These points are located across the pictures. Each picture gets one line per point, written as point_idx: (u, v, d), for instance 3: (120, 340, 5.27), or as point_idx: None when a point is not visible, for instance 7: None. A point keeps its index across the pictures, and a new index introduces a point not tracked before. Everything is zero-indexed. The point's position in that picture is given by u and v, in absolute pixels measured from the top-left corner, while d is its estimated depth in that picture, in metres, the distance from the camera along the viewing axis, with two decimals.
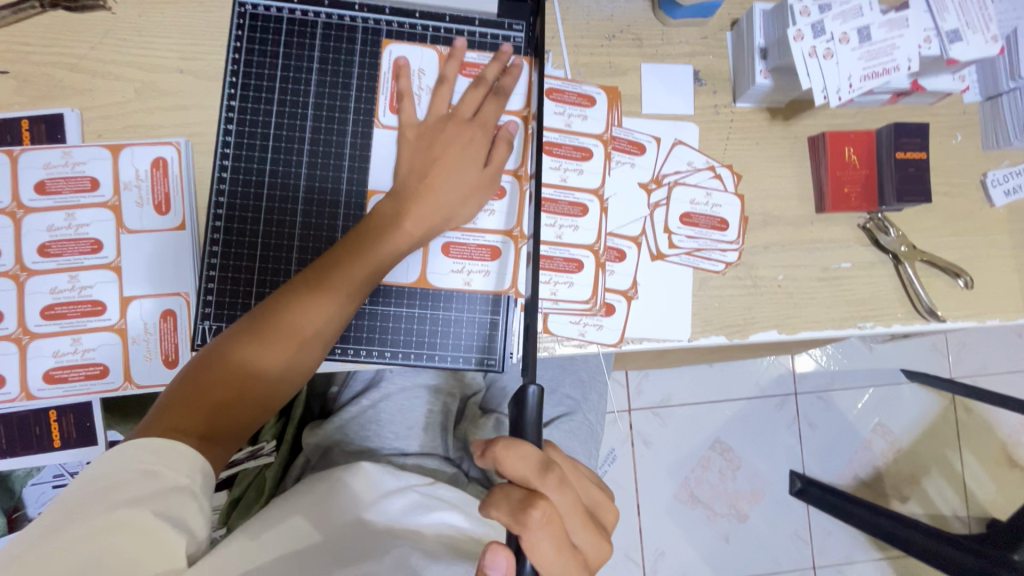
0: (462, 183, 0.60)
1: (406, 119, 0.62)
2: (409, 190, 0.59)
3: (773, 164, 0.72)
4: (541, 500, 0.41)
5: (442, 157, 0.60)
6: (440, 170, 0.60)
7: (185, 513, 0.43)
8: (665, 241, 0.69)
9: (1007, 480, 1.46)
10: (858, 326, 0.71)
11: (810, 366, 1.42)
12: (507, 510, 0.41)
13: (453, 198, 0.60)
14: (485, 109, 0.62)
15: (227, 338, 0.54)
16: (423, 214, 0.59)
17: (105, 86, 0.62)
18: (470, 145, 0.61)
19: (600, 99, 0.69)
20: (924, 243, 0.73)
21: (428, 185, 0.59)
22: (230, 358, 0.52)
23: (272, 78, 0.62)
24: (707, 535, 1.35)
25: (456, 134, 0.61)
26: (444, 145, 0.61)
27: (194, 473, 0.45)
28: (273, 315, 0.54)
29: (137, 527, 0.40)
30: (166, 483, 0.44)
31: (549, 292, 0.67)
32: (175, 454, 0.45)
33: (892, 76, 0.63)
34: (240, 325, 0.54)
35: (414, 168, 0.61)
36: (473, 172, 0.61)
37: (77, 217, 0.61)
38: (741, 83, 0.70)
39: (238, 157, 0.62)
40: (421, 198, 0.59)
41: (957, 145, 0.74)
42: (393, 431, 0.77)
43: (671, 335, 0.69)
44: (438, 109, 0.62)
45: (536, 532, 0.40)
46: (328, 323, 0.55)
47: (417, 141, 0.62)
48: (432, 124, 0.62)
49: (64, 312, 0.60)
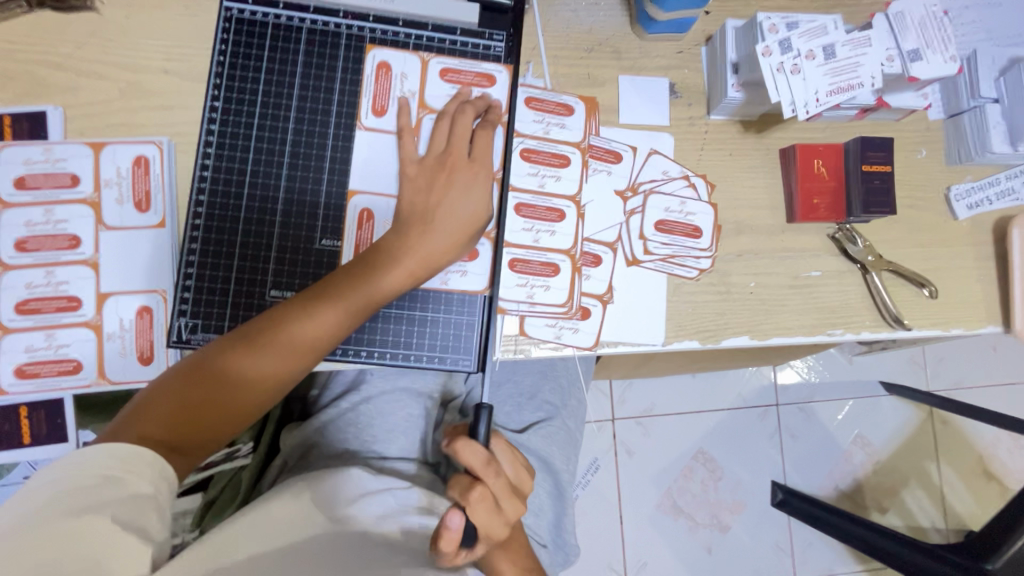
0: (463, 222, 0.61)
1: (407, 156, 0.63)
2: (412, 225, 0.60)
3: (745, 175, 0.74)
4: (480, 483, 0.58)
5: (446, 195, 0.61)
6: (444, 209, 0.60)
7: (147, 519, 0.43)
8: (640, 247, 0.71)
9: (982, 491, 1.48)
10: (827, 333, 0.73)
11: (793, 378, 1.44)
12: (458, 489, 0.58)
13: (453, 235, 0.60)
14: (479, 142, 0.63)
15: (219, 346, 0.54)
16: (426, 253, 0.59)
17: (90, 85, 0.63)
18: (473, 184, 0.62)
19: (578, 109, 0.71)
20: (891, 254, 0.75)
21: (431, 222, 0.60)
22: (220, 368, 0.52)
23: (257, 80, 0.63)
24: (690, 546, 1.35)
25: (458, 173, 0.62)
26: (447, 183, 0.61)
27: (160, 482, 0.46)
28: (265, 333, 0.54)
29: (97, 532, 0.40)
30: (129, 490, 0.44)
31: (525, 295, 0.68)
32: (140, 461, 0.45)
33: (857, 91, 0.65)
34: (234, 334, 0.55)
35: (415, 210, 0.60)
36: (473, 208, 0.61)
37: (56, 213, 0.61)
38: (715, 96, 0.72)
39: (220, 157, 0.62)
40: (418, 232, 0.59)
41: (921, 160, 0.77)
42: (371, 434, 0.77)
43: (645, 339, 0.70)
44: (436, 145, 0.63)
45: (476, 505, 0.57)
46: (318, 350, 0.55)
47: (418, 177, 0.62)
48: (433, 161, 0.62)
49: (39, 307, 0.60)
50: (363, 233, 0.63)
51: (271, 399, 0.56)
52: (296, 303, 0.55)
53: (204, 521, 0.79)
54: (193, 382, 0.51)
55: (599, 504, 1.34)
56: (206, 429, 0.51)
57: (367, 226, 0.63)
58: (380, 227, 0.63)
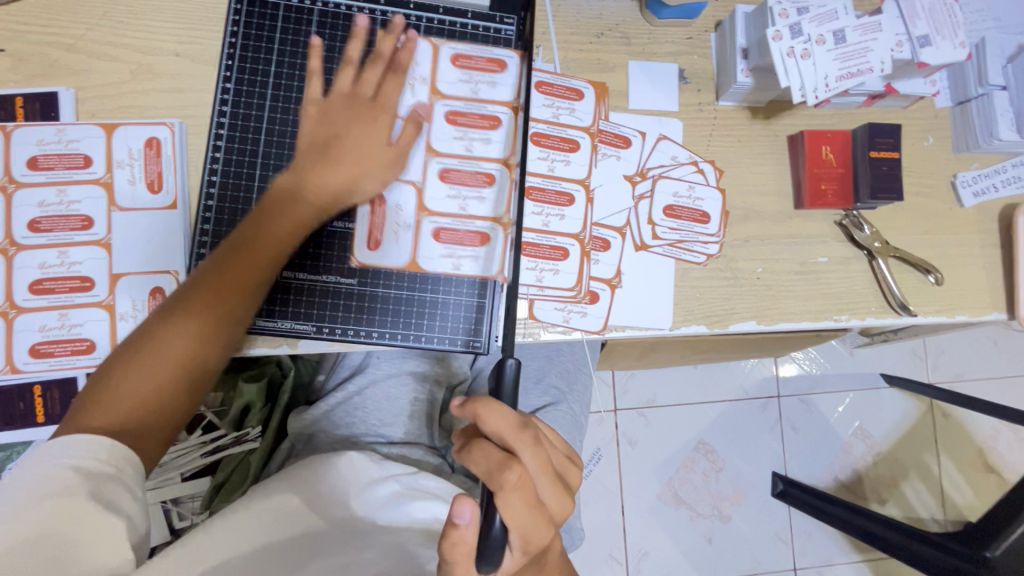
0: (361, 159, 0.60)
1: (310, 96, 0.62)
2: (312, 160, 0.59)
3: (753, 161, 0.74)
4: (517, 463, 0.41)
5: (343, 132, 0.60)
6: (344, 143, 0.60)
7: (117, 497, 0.46)
8: (649, 232, 0.71)
9: (981, 482, 1.50)
10: (834, 319, 0.74)
11: (793, 370, 1.45)
12: (483, 468, 0.41)
13: (365, 171, 0.60)
14: (386, 87, 0.62)
15: (143, 325, 0.54)
16: (321, 186, 0.59)
17: (101, 67, 0.63)
18: (375, 124, 0.61)
19: (588, 93, 0.71)
20: (897, 241, 0.76)
21: (330, 155, 0.59)
22: (147, 341, 0.52)
23: (268, 62, 0.64)
24: (691, 536, 1.36)
25: (357, 114, 0.61)
26: (346, 123, 0.60)
27: (122, 463, 0.48)
28: (197, 290, 0.54)
29: (73, 512, 0.43)
30: (93, 472, 0.46)
31: (534, 278, 0.69)
32: (93, 446, 0.47)
33: (866, 77, 0.65)
34: (155, 312, 0.54)
35: (315, 143, 0.60)
36: (379, 146, 0.61)
37: (69, 193, 0.61)
38: (724, 82, 0.72)
39: (232, 138, 0.63)
40: (318, 174, 0.59)
41: (928, 147, 0.77)
42: (378, 418, 0.78)
43: (653, 323, 0.71)
44: (340, 88, 0.62)
45: (510, 493, 0.40)
46: (246, 295, 0.56)
47: (320, 116, 0.61)
48: (334, 102, 0.61)
49: (53, 287, 0.60)
50: (377, 218, 0.65)
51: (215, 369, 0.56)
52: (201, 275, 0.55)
53: (214, 503, 0.81)
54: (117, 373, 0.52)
55: (601, 494, 1.35)
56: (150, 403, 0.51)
57: (380, 211, 0.65)
58: (393, 213, 0.65)
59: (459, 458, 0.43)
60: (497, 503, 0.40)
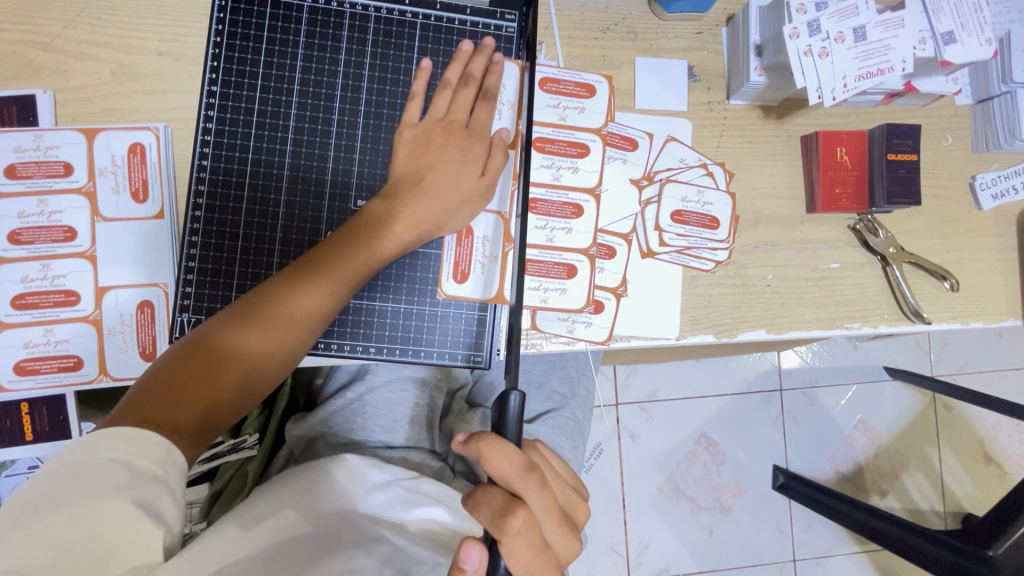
0: (460, 192, 0.58)
1: (407, 119, 0.60)
2: (404, 190, 0.57)
3: (764, 162, 0.71)
4: (522, 507, 0.41)
5: (438, 162, 0.58)
6: (437, 174, 0.57)
7: (160, 504, 0.42)
8: (655, 238, 0.69)
9: (982, 475, 1.49)
10: (845, 327, 0.72)
11: (795, 362, 1.43)
12: (487, 514, 0.42)
13: (452, 202, 0.58)
14: (478, 113, 0.60)
15: (224, 317, 0.52)
16: (416, 218, 0.56)
17: (80, 67, 0.60)
18: (468, 153, 0.59)
19: (600, 88, 0.68)
20: (912, 245, 0.73)
21: (424, 186, 0.57)
22: (225, 340, 0.50)
23: (256, 63, 0.60)
24: (691, 529, 1.36)
25: (452, 141, 0.59)
26: (441, 149, 0.58)
27: (169, 464, 0.44)
28: (273, 299, 0.51)
29: (116, 520, 0.40)
30: (141, 472, 0.42)
31: (538, 298, 0.66)
32: (146, 444, 0.43)
33: (887, 76, 0.62)
34: (235, 307, 0.52)
35: (407, 175, 0.58)
36: (471, 180, 0.58)
37: (50, 203, 0.59)
38: (735, 80, 0.69)
39: (219, 145, 0.59)
40: (417, 199, 0.56)
41: (947, 147, 0.74)
42: (378, 424, 0.75)
43: (660, 333, 0.68)
44: (435, 111, 0.60)
45: (514, 538, 0.40)
46: (319, 314, 0.53)
47: (414, 143, 0.59)
48: (429, 126, 0.59)
49: (37, 302, 0.58)
50: (462, 250, 0.64)
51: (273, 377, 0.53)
52: (289, 277, 0.52)
53: (212, 511, 0.78)
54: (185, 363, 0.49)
55: (602, 488, 1.34)
56: (211, 404, 0.49)
57: (466, 243, 0.64)
58: (478, 244, 0.64)
59: (463, 503, 0.44)
60: (501, 548, 0.41)
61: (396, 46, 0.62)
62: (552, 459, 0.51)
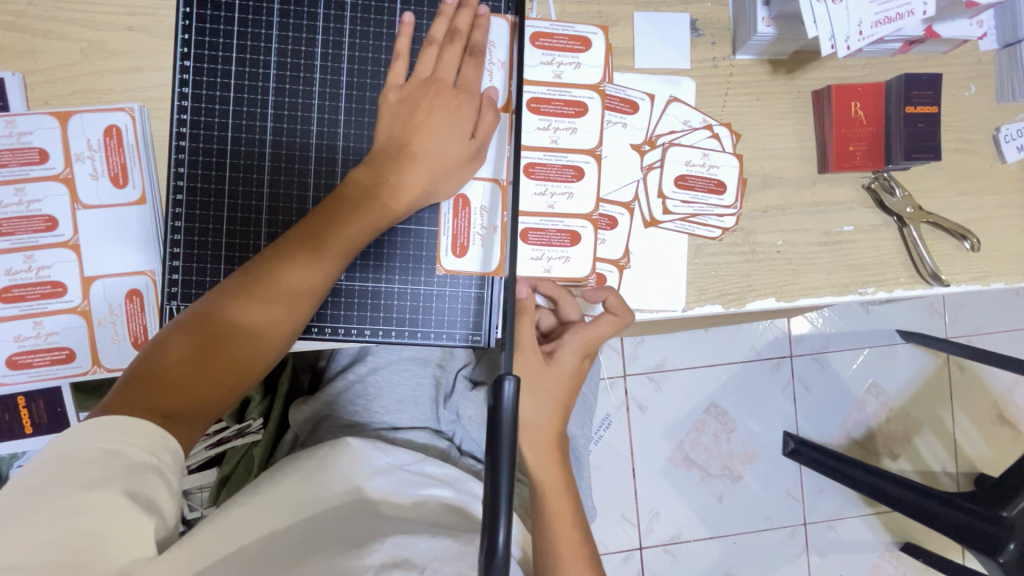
0: (447, 157, 0.55)
1: (391, 80, 0.57)
2: (389, 158, 0.54)
3: (773, 122, 0.67)
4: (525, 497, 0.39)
5: (425, 124, 0.54)
6: (424, 138, 0.54)
7: (155, 491, 0.43)
8: (659, 206, 0.66)
9: (994, 435, 1.47)
10: (859, 292, 0.69)
11: (805, 328, 1.40)
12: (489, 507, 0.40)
13: (439, 169, 0.55)
14: (466, 72, 0.57)
15: (214, 296, 0.50)
16: (403, 185, 0.54)
17: (48, 47, 0.57)
18: (458, 113, 0.55)
19: (596, 40, 0.63)
20: (930, 204, 0.69)
21: (410, 152, 0.54)
22: (216, 322, 0.49)
23: (230, 34, 0.57)
24: (701, 496, 1.35)
25: (441, 100, 0.55)
26: (428, 110, 0.55)
27: (162, 452, 0.44)
28: (256, 277, 0.49)
29: (109, 507, 0.40)
30: (132, 461, 0.42)
31: (542, 268, 0.64)
32: (139, 432, 0.43)
33: (906, 21, 0.58)
34: (224, 286, 0.50)
35: (393, 141, 0.55)
36: (460, 143, 0.55)
37: (28, 191, 0.57)
38: (741, 33, 0.64)
39: (197, 124, 0.56)
40: (402, 164, 0.54)
41: (969, 98, 0.70)
42: (381, 405, 0.74)
43: (665, 305, 0.66)
44: (421, 71, 0.57)
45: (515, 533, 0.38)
46: (312, 291, 0.51)
47: (399, 106, 0.56)
48: (415, 87, 0.56)
49: (23, 294, 0.57)
50: (459, 222, 0.61)
51: (271, 361, 0.51)
52: (273, 252, 0.50)
53: (221, 497, 0.79)
54: (174, 348, 0.48)
55: (611, 459, 1.33)
56: (209, 389, 0.48)
57: (463, 214, 0.61)
58: (476, 215, 0.61)
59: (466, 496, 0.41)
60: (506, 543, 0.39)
61: (377, 8, 0.59)
62: (601, 330, 0.62)
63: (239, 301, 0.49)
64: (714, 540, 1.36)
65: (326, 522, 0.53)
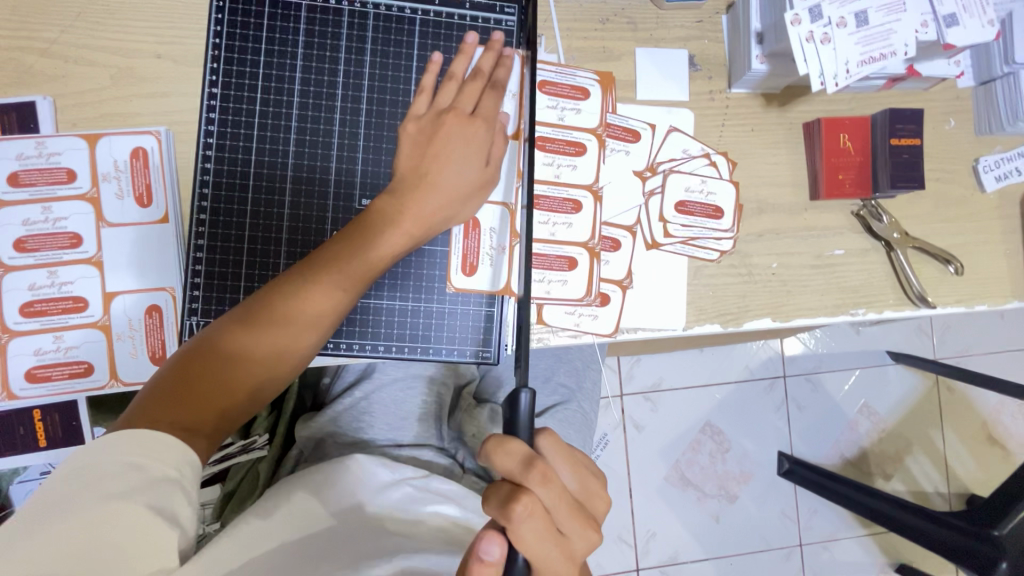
0: (460, 184, 0.58)
1: (412, 111, 0.60)
2: (408, 184, 0.57)
3: (767, 151, 0.71)
4: (525, 495, 0.42)
5: (443, 152, 0.58)
6: (441, 165, 0.57)
7: (174, 504, 0.43)
8: (659, 229, 0.69)
9: (985, 455, 1.49)
10: (850, 313, 0.72)
11: (799, 349, 1.43)
12: (495, 506, 0.43)
13: (455, 194, 0.58)
14: (485, 103, 0.60)
15: (236, 313, 0.52)
16: (421, 212, 0.56)
17: (79, 72, 0.60)
18: (473, 140, 0.59)
19: (594, 91, 0.67)
20: (915, 230, 0.73)
21: (428, 180, 0.57)
22: (237, 340, 0.50)
23: (256, 63, 0.60)
24: (698, 516, 1.36)
25: (457, 129, 0.58)
26: (445, 137, 0.58)
27: (183, 467, 0.45)
28: (279, 297, 0.51)
29: (129, 520, 0.40)
30: (153, 475, 0.43)
31: (542, 290, 0.66)
32: (161, 446, 0.44)
33: (889, 61, 0.62)
34: (247, 303, 0.53)
35: (412, 169, 0.58)
36: (475, 169, 0.59)
37: (54, 210, 0.59)
38: (737, 68, 0.68)
39: (221, 147, 0.59)
40: (419, 191, 0.57)
41: (950, 130, 0.74)
42: (386, 422, 0.75)
43: (666, 324, 0.69)
44: (440, 102, 0.60)
45: (517, 526, 0.42)
46: (332, 314, 0.53)
47: (419, 134, 0.59)
48: (433, 116, 0.59)
49: (45, 309, 0.58)
50: (470, 242, 0.64)
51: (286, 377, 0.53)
52: (295, 274, 0.53)
53: (224, 514, 0.78)
54: (197, 363, 0.49)
55: (610, 479, 1.34)
56: (226, 404, 0.49)
57: (474, 234, 0.64)
58: (486, 236, 0.64)
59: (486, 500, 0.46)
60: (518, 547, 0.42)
61: (396, 42, 0.62)
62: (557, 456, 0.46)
63: (264, 317, 0.51)
64: (711, 561, 1.36)
65: (340, 542, 0.53)
